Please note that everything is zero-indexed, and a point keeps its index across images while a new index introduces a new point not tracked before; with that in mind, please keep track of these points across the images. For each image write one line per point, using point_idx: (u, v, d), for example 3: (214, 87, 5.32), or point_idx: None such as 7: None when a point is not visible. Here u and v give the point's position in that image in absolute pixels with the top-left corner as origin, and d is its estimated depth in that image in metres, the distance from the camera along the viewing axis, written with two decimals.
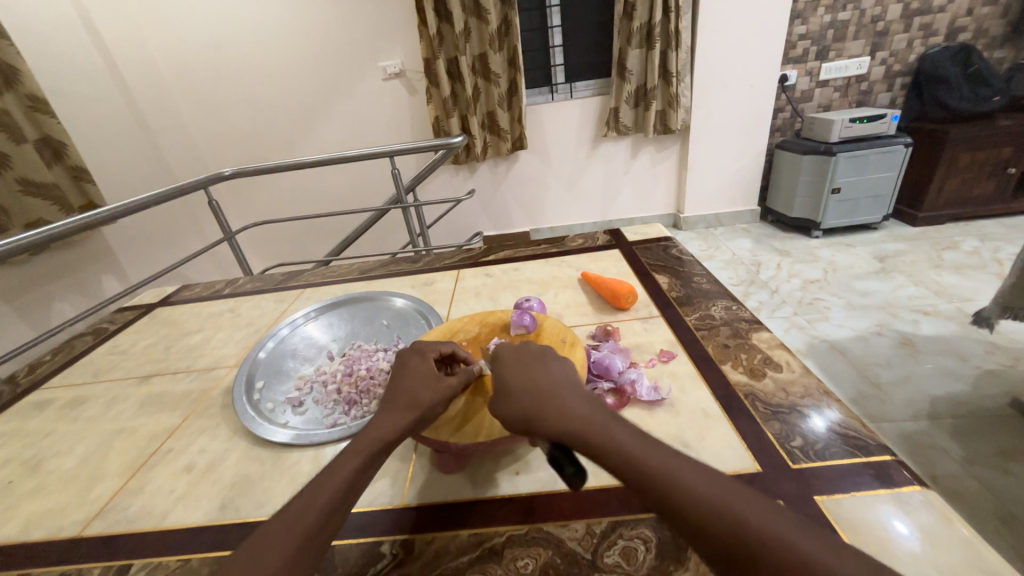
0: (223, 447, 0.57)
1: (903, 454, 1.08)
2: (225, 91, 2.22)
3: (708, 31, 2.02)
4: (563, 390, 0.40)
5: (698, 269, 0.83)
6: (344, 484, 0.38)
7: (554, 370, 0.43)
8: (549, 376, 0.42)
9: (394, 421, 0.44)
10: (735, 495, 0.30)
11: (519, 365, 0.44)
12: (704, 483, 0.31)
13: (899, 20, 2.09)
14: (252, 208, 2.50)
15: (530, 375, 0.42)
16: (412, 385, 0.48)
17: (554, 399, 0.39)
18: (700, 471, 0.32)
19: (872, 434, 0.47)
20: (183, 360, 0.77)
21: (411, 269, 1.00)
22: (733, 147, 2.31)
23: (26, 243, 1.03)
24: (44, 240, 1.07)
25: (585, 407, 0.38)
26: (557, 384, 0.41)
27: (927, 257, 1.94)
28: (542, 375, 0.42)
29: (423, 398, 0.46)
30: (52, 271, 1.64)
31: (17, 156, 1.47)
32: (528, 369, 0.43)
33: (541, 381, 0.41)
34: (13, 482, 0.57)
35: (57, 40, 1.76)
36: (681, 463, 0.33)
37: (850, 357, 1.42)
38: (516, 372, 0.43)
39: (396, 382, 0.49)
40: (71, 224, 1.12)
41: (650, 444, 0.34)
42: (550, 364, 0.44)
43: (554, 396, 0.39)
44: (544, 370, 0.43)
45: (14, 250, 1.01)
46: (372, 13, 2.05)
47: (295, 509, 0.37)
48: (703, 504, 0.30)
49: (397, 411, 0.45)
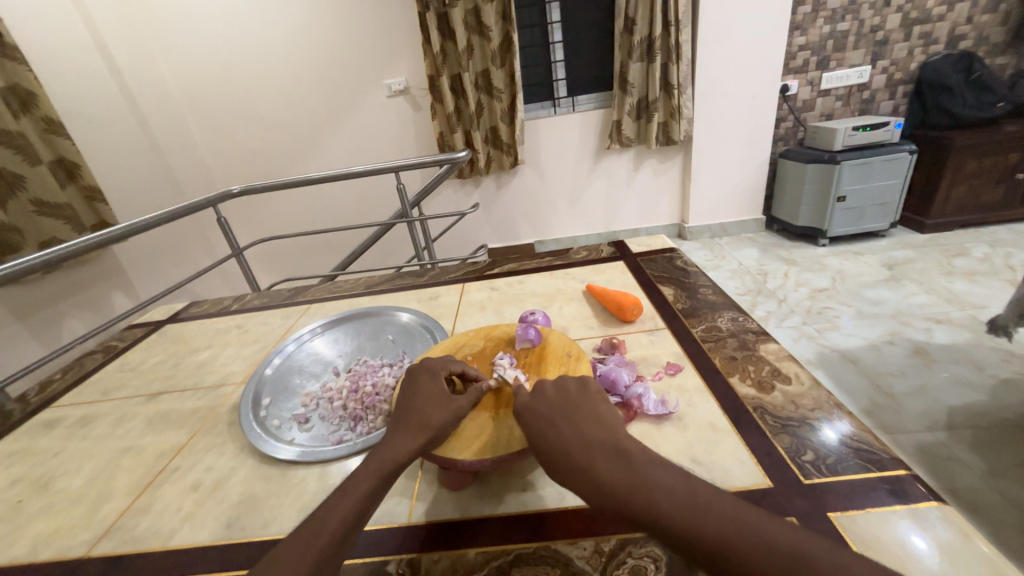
0: (230, 464, 0.57)
1: (920, 466, 1.06)
2: (235, 111, 2.28)
3: (708, 44, 2.05)
4: (561, 430, 0.42)
5: (704, 281, 0.82)
6: (355, 507, 0.38)
7: (551, 410, 0.44)
8: (547, 418, 0.43)
9: (406, 443, 0.44)
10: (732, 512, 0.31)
11: (533, 420, 0.44)
12: (709, 520, 0.31)
13: (898, 29, 2.11)
14: (261, 225, 2.54)
15: (532, 414, 0.44)
16: (423, 406, 0.48)
17: (553, 444, 0.41)
18: (703, 504, 0.32)
19: (885, 447, 0.46)
20: (192, 377, 0.78)
21: (417, 283, 1.01)
22: (735, 158, 2.32)
23: (35, 265, 1.04)
24: (53, 260, 1.07)
25: (592, 445, 0.39)
26: (551, 424, 0.42)
27: (937, 264, 1.92)
28: (540, 418, 0.44)
29: (434, 419, 0.46)
30: (63, 289, 1.66)
31: (33, 177, 1.50)
32: (539, 419, 0.44)
33: (553, 424, 0.43)
34: (23, 501, 0.57)
35: (77, 66, 1.82)
36: (687, 502, 0.32)
37: (862, 366, 1.40)
38: (536, 430, 0.43)
39: (408, 401, 0.49)
40: (78, 245, 1.13)
41: (661, 485, 0.34)
42: (548, 400, 0.45)
43: (552, 440, 0.41)
44: (539, 411, 0.44)
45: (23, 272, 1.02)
46: (377, 34, 2.10)
47: (309, 529, 0.37)
48: (693, 532, 0.31)
49: (409, 432, 0.45)
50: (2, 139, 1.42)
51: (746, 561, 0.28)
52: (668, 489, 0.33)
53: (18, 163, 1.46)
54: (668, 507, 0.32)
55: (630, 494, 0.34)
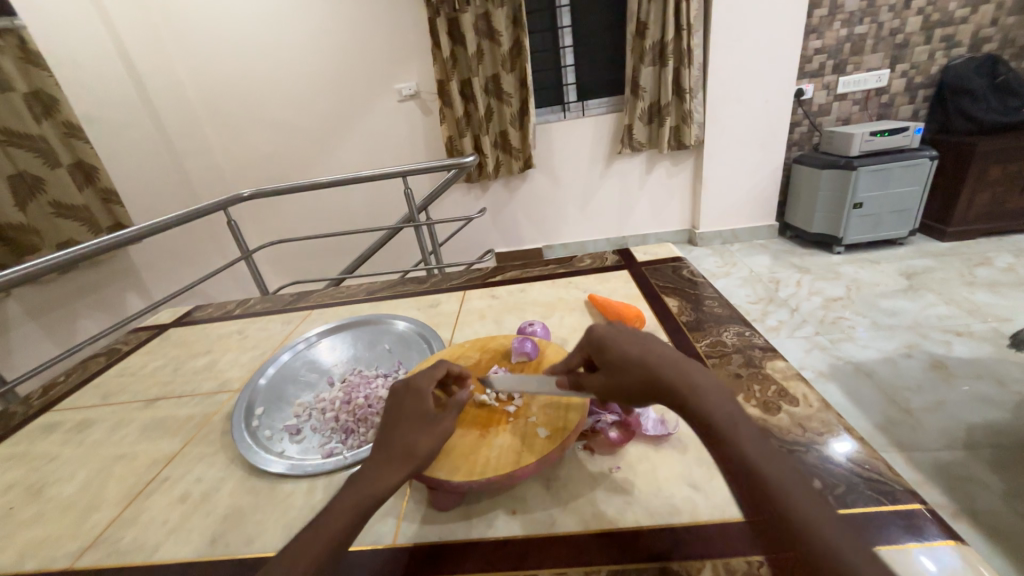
0: (219, 476, 0.56)
1: (938, 486, 1.01)
2: (249, 115, 2.32)
3: (721, 48, 2.01)
4: (653, 350, 0.43)
5: (710, 293, 0.80)
6: (330, 544, 0.36)
7: (649, 338, 0.45)
8: (647, 339, 0.44)
9: (391, 472, 0.41)
10: (788, 472, 0.32)
11: (635, 337, 0.44)
12: (771, 466, 0.33)
13: (918, 32, 2.05)
14: (271, 228, 2.57)
15: (633, 334, 0.45)
16: (409, 429, 0.44)
17: (645, 356, 0.42)
18: (769, 452, 0.34)
19: (898, 477, 0.43)
20: (190, 383, 0.78)
21: (417, 290, 1.00)
22: (748, 163, 2.27)
23: (55, 264, 1.06)
24: (73, 259, 1.10)
25: (688, 369, 0.40)
26: (653, 344, 0.43)
27: (958, 273, 1.85)
28: (637, 338, 0.44)
29: (420, 447, 0.43)
30: (77, 289, 1.69)
31: (52, 180, 1.53)
32: (641, 339, 0.44)
33: (651, 345, 0.43)
34: (14, 508, 0.57)
35: (100, 74, 1.86)
36: (761, 445, 0.34)
37: (877, 379, 1.35)
38: (636, 343, 0.44)
39: (390, 423, 0.46)
40: (97, 245, 1.15)
41: (743, 424, 0.36)
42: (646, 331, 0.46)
43: (640, 353, 0.42)
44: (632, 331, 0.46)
45: (44, 271, 1.04)
46: (389, 39, 2.11)
47: (276, 567, 0.35)
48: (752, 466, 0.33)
49: (395, 459, 0.42)
50: (21, 142, 1.45)
51: (779, 500, 0.31)
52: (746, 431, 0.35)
53: (36, 165, 1.49)
54: (742, 439, 0.34)
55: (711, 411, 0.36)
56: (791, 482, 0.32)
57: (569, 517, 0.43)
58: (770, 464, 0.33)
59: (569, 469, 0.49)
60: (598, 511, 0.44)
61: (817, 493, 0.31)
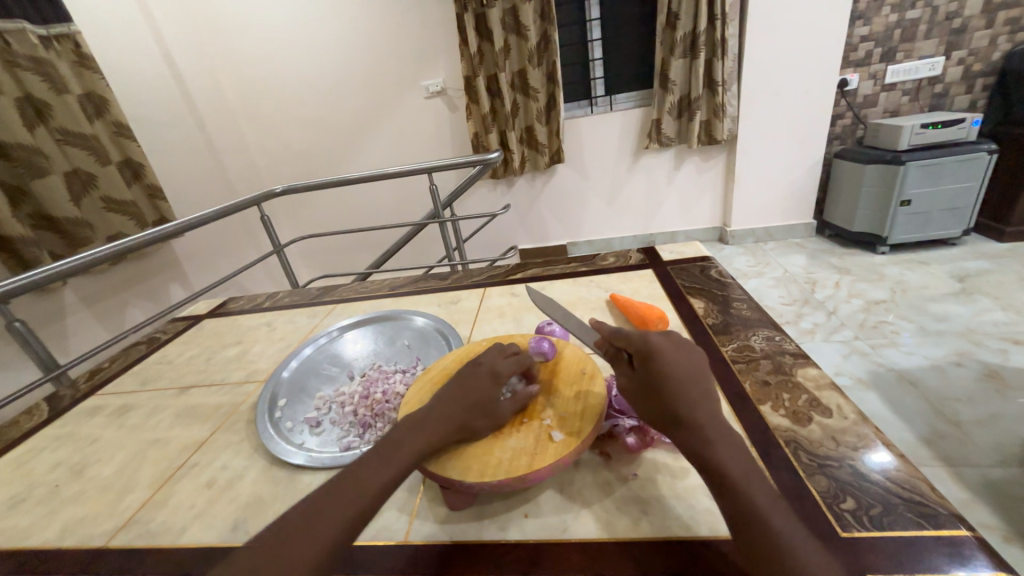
0: (243, 464, 0.58)
1: (988, 505, 0.94)
2: (282, 114, 2.39)
3: (758, 37, 1.93)
4: (688, 381, 0.40)
5: (739, 294, 0.76)
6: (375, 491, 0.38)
7: (689, 366, 0.42)
8: (683, 367, 0.41)
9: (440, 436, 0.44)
10: (795, 532, 0.32)
11: (676, 363, 0.41)
12: (780, 526, 0.32)
13: (979, 15, 1.90)
14: (302, 223, 2.65)
15: (672, 358, 0.42)
16: (472, 408, 0.47)
17: (679, 388, 0.39)
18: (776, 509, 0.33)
19: (942, 500, 0.40)
20: (220, 373, 0.81)
21: (439, 287, 1.00)
22: (785, 158, 2.17)
23: (111, 253, 1.13)
24: (127, 250, 1.17)
25: (713, 411, 0.39)
26: (686, 370, 0.41)
27: (1018, 277, 1.72)
28: (675, 364, 0.41)
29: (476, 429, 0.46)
30: (125, 280, 1.79)
31: (103, 177, 1.61)
32: (682, 366, 0.41)
33: (688, 375, 0.41)
34: (59, 487, 0.61)
35: (148, 76, 1.95)
36: (771, 500, 0.34)
37: (922, 388, 1.27)
38: (674, 370, 0.41)
39: (458, 394, 0.48)
40: (148, 237, 1.22)
41: (756, 476, 0.35)
42: (686, 357, 0.43)
43: (673, 383, 0.40)
44: (680, 351, 0.44)
45: (100, 260, 1.11)
46: (417, 36, 2.13)
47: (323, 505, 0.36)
48: (759, 523, 0.32)
49: (448, 430, 0.45)
50: (75, 141, 1.53)
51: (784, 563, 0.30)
52: (758, 485, 0.34)
53: (89, 163, 1.57)
54: (753, 493, 0.34)
55: (725, 459, 0.35)
56: (800, 544, 0.31)
57: (581, 524, 0.42)
58: (778, 519, 0.33)
59: (584, 474, 0.48)
60: (612, 519, 0.42)
61: (827, 558, 0.30)
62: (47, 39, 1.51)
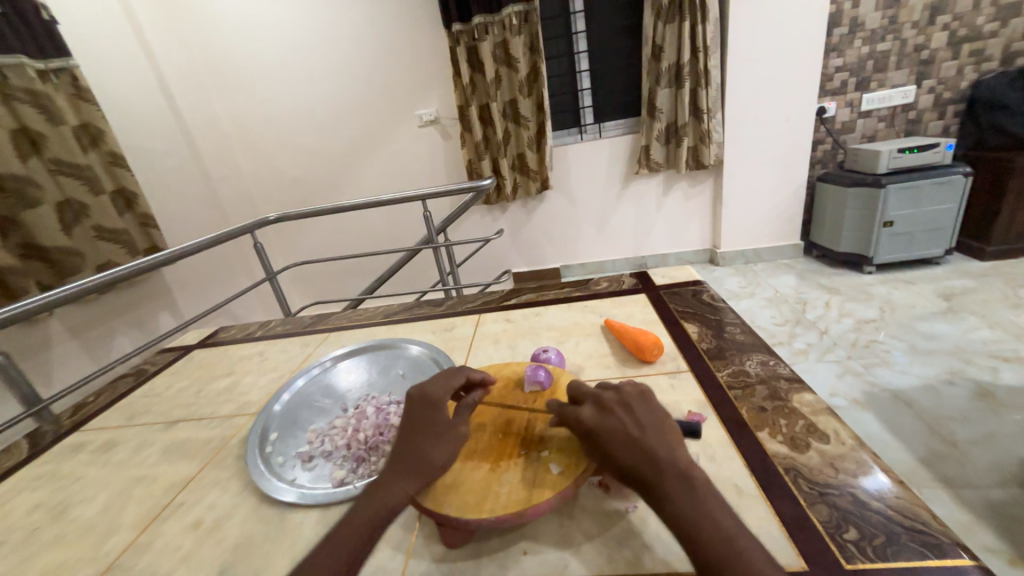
0: (232, 503, 0.56)
1: (992, 527, 0.93)
2: (277, 143, 2.43)
3: (737, 68, 2.02)
4: (633, 445, 0.40)
5: (732, 318, 0.77)
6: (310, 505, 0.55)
7: (632, 427, 0.41)
8: (625, 430, 0.41)
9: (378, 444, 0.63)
10: None
11: (619, 429, 0.41)
12: None
13: (945, 47, 2.01)
14: (295, 250, 2.65)
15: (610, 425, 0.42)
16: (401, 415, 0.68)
17: (624, 456, 0.39)
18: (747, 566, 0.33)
19: (945, 529, 0.39)
20: (209, 406, 0.79)
21: (433, 313, 1.00)
22: (769, 181, 2.24)
23: (98, 284, 1.11)
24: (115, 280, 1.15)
25: (667, 468, 0.38)
26: (631, 432, 0.41)
27: (1001, 295, 1.75)
28: (615, 432, 0.41)
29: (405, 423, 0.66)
30: (113, 308, 1.76)
31: (95, 207, 1.61)
32: (625, 429, 0.41)
33: (634, 436, 0.41)
34: (38, 529, 0.58)
35: (143, 107, 1.97)
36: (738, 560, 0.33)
37: (918, 409, 1.27)
38: (612, 438, 0.41)
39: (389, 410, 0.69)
40: (135, 267, 1.21)
41: (718, 535, 0.35)
42: (629, 418, 0.42)
43: (616, 450, 0.40)
44: (627, 410, 0.43)
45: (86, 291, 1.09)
46: (411, 67, 2.20)
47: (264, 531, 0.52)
48: None
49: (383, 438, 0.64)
50: (69, 171, 1.54)
51: None
52: (723, 544, 0.34)
53: (82, 192, 1.57)
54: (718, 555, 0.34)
55: (684, 524, 0.35)
56: None
57: (583, 560, 0.41)
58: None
59: (585, 506, 0.47)
60: (613, 554, 0.41)
61: None
62: (45, 72, 1.53)
